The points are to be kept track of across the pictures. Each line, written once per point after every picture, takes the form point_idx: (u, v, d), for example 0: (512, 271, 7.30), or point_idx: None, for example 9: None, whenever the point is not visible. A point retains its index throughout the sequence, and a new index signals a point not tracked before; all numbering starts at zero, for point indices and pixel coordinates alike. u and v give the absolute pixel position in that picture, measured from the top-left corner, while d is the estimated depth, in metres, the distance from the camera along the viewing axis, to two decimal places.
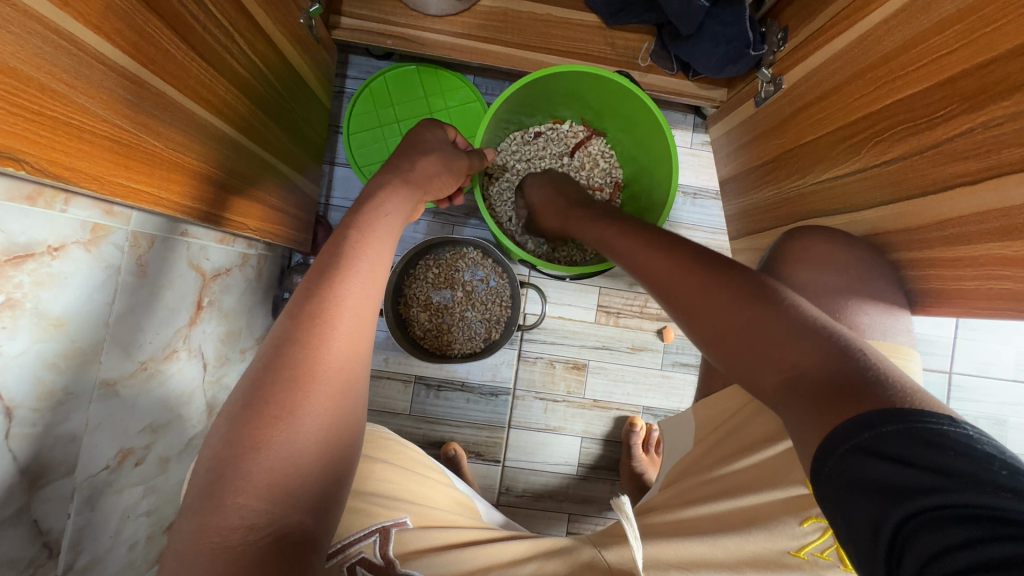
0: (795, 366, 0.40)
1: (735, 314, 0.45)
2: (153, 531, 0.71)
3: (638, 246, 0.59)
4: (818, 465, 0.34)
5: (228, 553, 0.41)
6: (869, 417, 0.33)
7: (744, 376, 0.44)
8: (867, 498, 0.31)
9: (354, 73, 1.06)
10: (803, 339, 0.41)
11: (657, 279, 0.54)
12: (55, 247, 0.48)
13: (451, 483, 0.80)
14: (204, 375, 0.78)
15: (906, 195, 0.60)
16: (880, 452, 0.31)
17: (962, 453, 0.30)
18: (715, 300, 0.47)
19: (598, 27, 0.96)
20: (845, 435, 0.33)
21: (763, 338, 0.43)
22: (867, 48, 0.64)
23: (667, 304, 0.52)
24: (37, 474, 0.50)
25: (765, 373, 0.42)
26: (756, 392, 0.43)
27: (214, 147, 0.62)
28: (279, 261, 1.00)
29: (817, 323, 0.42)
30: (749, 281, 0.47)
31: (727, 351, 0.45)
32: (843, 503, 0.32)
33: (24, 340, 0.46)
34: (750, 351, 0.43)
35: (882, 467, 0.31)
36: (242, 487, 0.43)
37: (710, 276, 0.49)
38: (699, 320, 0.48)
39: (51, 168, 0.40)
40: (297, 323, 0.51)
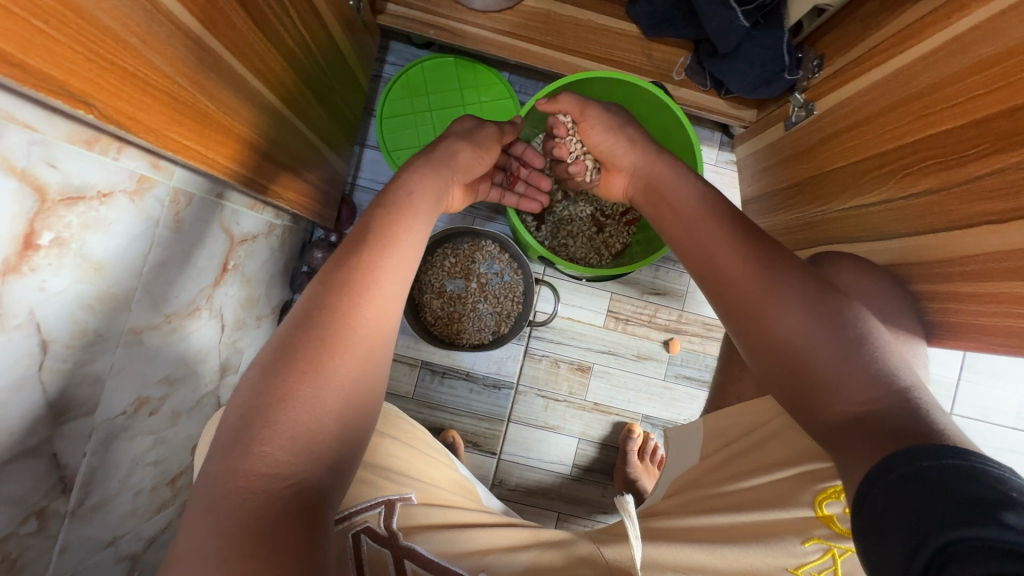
0: (868, 403, 0.43)
1: (815, 338, 0.48)
2: (158, 482, 0.72)
3: (706, 244, 0.61)
4: (865, 491, 0.37)
5: (250, 499, 0.41)
6: (924, 452, 0.36)
7: (806, 400, 0.47)
8: (911, 523, 0.32)
9: (393, 59, 1.08)
10: (881, 380, 0.43)
11: (738, 286, 0.55)
12: (103, 193, 0.50)
13: (451, 465, 0.82)
14: (221, 336, 0.80)
15: (929, 229, 0.62)
16: (926, 481, 0.34)
17: (997, 487, 0.31)
18: (796, 318, 0.49)
19: (636, 37, 0.97)
20: (890, 466, 0.36)
21: (836, 368, 0.45)
22: (902, 83, 0.66)
23: (745, 318, 0.54)
24: (62, 409, 0.52)
25: (832, 404, 0.45)
26: (812, 420, 0.47)
27: (259, 117, 0.64)
28: (302, 234, 1.02)
29: (894, 367, 0.45)
30: (839, 309, 0.49)
31: (794, 374, 0.48)
32: (880, 525, 0.34)
33: (65, 278, 0.48)
34: (819, 378, 0.46)
35: (928, 496, 0.33)
36: (271, 435, 0.44)
37: (802, 293, 0.51)
38: (770, 333, 0.51)
39: (116, 116, 0.42)
40: (330, 290, 0.52)
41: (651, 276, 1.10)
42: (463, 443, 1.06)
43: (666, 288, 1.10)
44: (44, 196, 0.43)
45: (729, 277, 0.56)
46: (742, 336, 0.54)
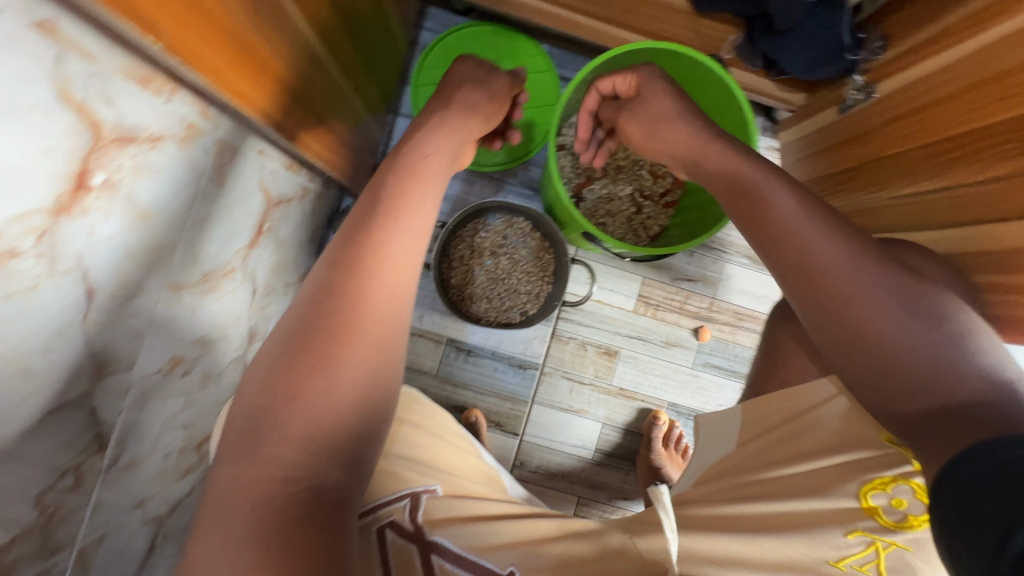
0: (961, 399, 0.40)
1: (902, 327, 0.44)
2: (186, 445, 0.71)
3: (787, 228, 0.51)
4: (948, 474, 0.37)
5: (266, 502, 0.43)
6: (1017, 441, 0.35)
7: (886, 397, 0.44)
8: (996, 505, 0.32)
9: (430, 24, 1.05)
10: (969, 367, 0.41)
11: (821, 267, 0.48)
12: (154, 136, 0.47)
13: (477, 453, 0.80)
14: (252, 301, 0.78)
15: (994, 218, 0.60)
16: (1016, 465, 0.33)
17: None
18: (877, 305, 0.45)
19: (684, 12, 0.91)
20: (981, 451, 0.36)
21: (929, 362, 0.42)
22: (979, 64, 0.62)
23: (819, 306, 0.48)
24: (103, 362, 0.50)
25: (915, 400, 0.42)
26: (885, 406, 0.44)
27: (297, 58, 0.60)
28: (332, 202, 0.99)
29: (982, 357, 0.42)
30: (914, 291, 0.46)
31: (873, 369, 0.44)
32: (961, 502, 0.34)
33: (115, 224, 0.46)
34: (906, 374, 0.43)
35: (1018, 480, 0.32)
36: (279, 438, 0.45)
37: (872, 270, 0.47)
38: (847, 323, 0.46)
39: (180, 49, 0.39)
40: None
41: (686, 261, 1.07)
42: (486, 423, 1.05)
43: (698, 275, 1.08)
44: (99, 132, 0.41)
45: (806, 254, 0.49)
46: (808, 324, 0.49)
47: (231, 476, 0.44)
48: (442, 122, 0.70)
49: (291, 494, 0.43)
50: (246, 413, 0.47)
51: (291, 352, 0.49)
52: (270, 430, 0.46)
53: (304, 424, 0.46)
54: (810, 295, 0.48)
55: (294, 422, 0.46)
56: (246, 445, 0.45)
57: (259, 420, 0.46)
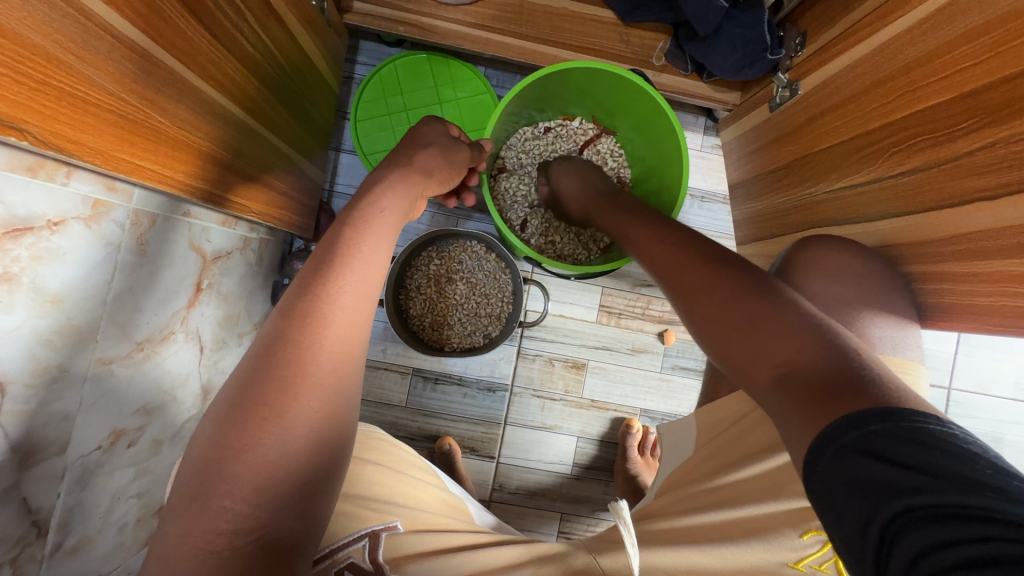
0: (787, 360, 0.40)
1: (736, 306, 0.45)
2: (143, 514, 0.70)
3: (647, 240, 0.61)
4: (809, 463, 0.33)
5: (213, 558, 0.39)
6: (854, 419, 0.33)
7: (739, 371, 0.44)
8: (859, 498, 0.31)
9: (364, 59, 1.05)
10: (794, 336, 0.41)
11: (678, 281, 0.52)
12: (54, 221, 0.47)
13: (442, 484, 0.79)
14: (201, 358, 0.77)
15: (919, 209, 0.60)
16: (866, 450, 0.32)
17: (949, 452, 0.30)
18: (719, 289, 0.48)
19: (613, 24, 0.94)
20: (833, 437, 0.33)
21: (760, 330, 0.43)
22: (887, 58, 0.63)
23: (679, 298, 0.52)
24: (29, 452, 0.49)
25: (757, 369, 0.42)
26: (747, 389, 0.43)
27: (220, 129, 0.60)
28: (281, 246, 0.99)
29: (818, 324, 0.42)
30: (760, 282, 0.47)
31: (725, 346, 0.45)
32: (831, 498, 0.32)
33: (19, 315, 0.45)
34: (744, 345, 0.43)
35: (874, 469, 0.31)
36: (229, 490, 0.41)
37: (716, 271, 0.50)
38: (698, 312, 0.49)
39: (54, 140, 0.39)
40: (290, 320, 0.49)
41: (643, 268, 1.08)
42: (460, 450, 1.04)
43: None
44: None
45: (669, 268, 0.55)
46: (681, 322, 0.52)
47: (177, 533, 0.40)
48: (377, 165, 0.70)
49: (240, 548, 0.40)
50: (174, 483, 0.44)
51: (241, 393, 0.45)
52: (212, 490, 0.41)
53: (253, 475, 0.42)
54: (676, 296, 0.52)
55: (242, 472, 0.42)
56: (185, 509, 0.41)
57: (206, 472, 0.42)
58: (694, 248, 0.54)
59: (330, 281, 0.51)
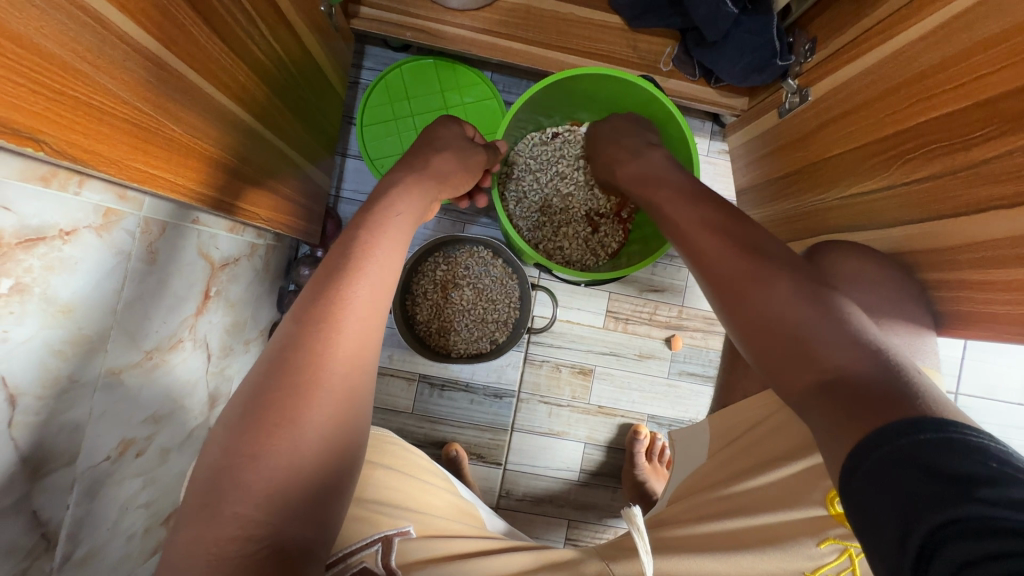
0: (837, 367, 0.40)
1: (787, 308, 0.46)
2: (151, 524, 0.69)
3: (686, 228, 0.59)
4: (850, 473, 0.34)
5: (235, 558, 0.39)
6: (898, 429, 0.33)
7: (779, 373, 0.44)
8: (895, 507, 0.30)
9: (370, 64, 1.05)
10: (848, 345, 0.41)
11: (718, 269, 0.52)
12: (66, 231, 0.46)
13: (454, 490, 0.78)
14: (208, 366, 0.77)
15: (934, 216, 0.60)
16: (907, 462, 0.31)
17: (997, 466, 0.29)
18: (766, 288, 0.48)
19: (621, 29, 0.94)
20: (876, 445, 0.33)
21: (810, 337, 0.43)
22: (900, 66, 0.63)
23: (721, 288, 0.52)
24: (39, 463, 0.48)
25: (801, 372, 0.42)
26: (784, 391, 0.44)
27: (229, 136, 0.60)
28: (287, 251, 0.98)
29: (866, 334, 0.42)
30: (807, 282, 0.47)
31: (768, 345, 0.46)
32: (870, 506, 0.32)
33: (31, 326, 0.45)
34: (792, 348, 0.44)
35: (912, 479, 0.30)
36: (243, 492, 0.41)
37: (764, 266, 0.50)
38: (742, 303, 0.49)
39: (70, 151, 0.38)
40: (308, 324, 0.48)
41: (649, 275, 1.07)
42: (467, 456, 1.03)
43: (665, 285, 1.08)
44: None
45: (707, 256, 0.54)
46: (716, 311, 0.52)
47: (196, 533, 0.40)
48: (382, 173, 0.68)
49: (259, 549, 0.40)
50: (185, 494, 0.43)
51: (264, 395, 0.45)
52: (226, 494, 0.41)
53: (269, 475, 0.42)
54: (716, 285, 0.52)
55: (261, 470, 0.42)
56: (199, 513, 0.41)
57: (219, 477, 0.42)
58: (733, 237, 0.54)
59: (342, 286, 0.51)
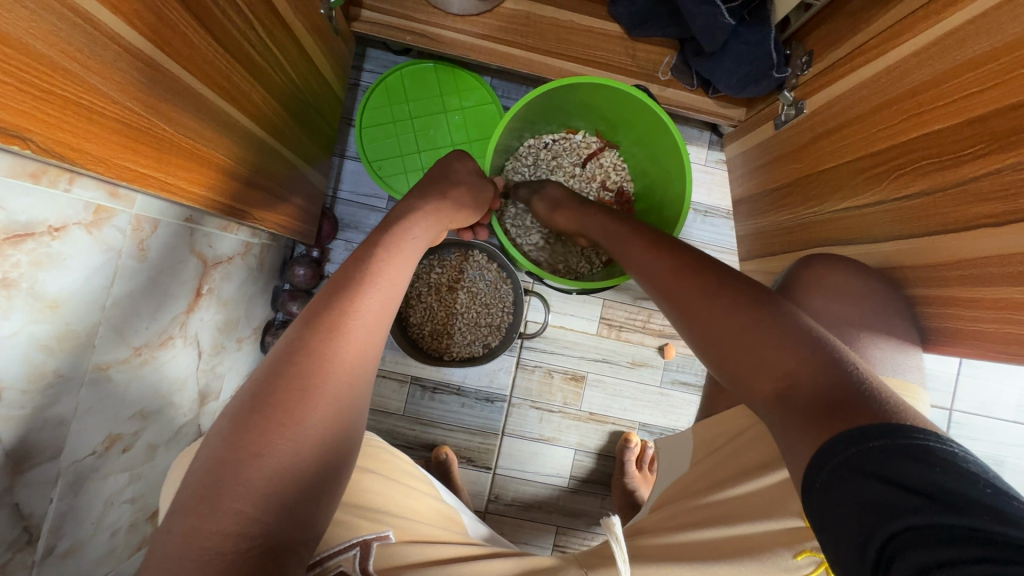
0: (788, 373, 0.41)
1: (735, 317, 0.47)
2: (136, 519, 0.69)
3: (639, 253, 0.63)
4: (811, 478, 0.35)
5: (219, 559, 0.39)
6: (856, 436, 0.34)
7: (739, 381, 0.46)
8: (856, 515, 0.32)
9: (371, 66, 1.06)
10: (792, 348, 0.42)
11: (672, 288, 0.55)
12: (56, 227, 0.47)
13: (437, 494, 0.78)
14: (199, 363, 0.77)
15: (923, 232, 0.60)
16: (865, 470, 0.32)
17: (951, 472, 0.30)
18: (715, 301, 0.50)
19: (620, 38, 0.95)
20: (834, 451, 0.34)
21: (759, 343, 0.44)
22: (893, 81, 0.63)
23: (676, 305, 0.54)
24: (22, 457, 0.49)
25: (759, 380, 0.44)
26: (750, 399, 0.45)
27: (224, 135, 0.60)
28: (282, 251, 0.99)
29: (814, 336, 0.43)
30: (755, 290, 0.49)
31: (724, 356, 0.47)
32: (831, 512, 0.33)
33: (16, 321, 0.45)
34: (745, 356, 0.45)
35: (871, 487, 0.31)
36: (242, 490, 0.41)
37: (713, 281, 0.52)
38: (695, 318, 0.51)
39: (58, 149, 0.39)
40: (317, 330, 0.49)
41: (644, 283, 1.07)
42: (457, 459, 1.03)
43: None
44: None
45: (661, 277, 0.58)
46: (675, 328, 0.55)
47: (183, 532, 0.40)
48: None
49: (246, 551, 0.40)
50: None
51: (251, 399, 0.45)
52: (206, 495, 0.41)
53: (256, 476, 0.42)
54: (670, 306, 0.55)
55: (241, 472, 0.42)
56: (176, 513, 0.41)
57: (223, 470, 0.42)
58: (684, 257, 0.57)
59: (333, 290, 0.52)
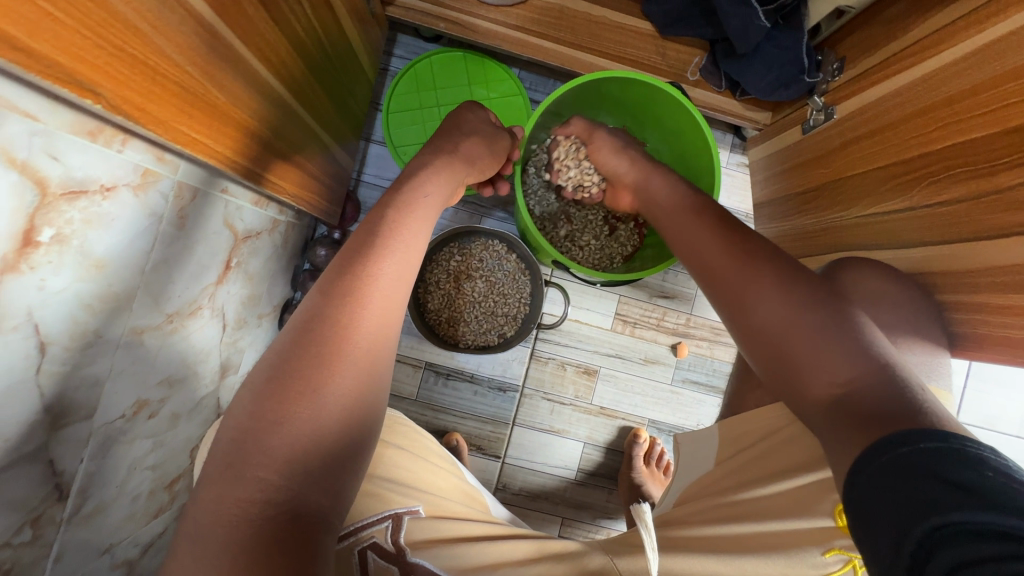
0: (848, 380, 0.43)
1: (796, 318, 0.48)
2: (156, 486, 0.70)
3: (694, 240, 0.63)
4: (854, 476, 0.36)
5: (244, 527, 0.39)
6: (902, 438, 0.35)
7: (793, 382, 0.47)
8: (894, 509, 0.32)
9: (400, 52, 1.06)
10: (856, 356, 0.43)
11: (728, 280, 0.56)
12: (106, 186, 0.47)
13: (460, 475, 0.79)
14: (222, 336, 0.78)
15: (954, 239, 0.61)
16: (908, 468, 0.33)
17: (1000, 479, 0.30)
18: (776, 298, 0.51)
19: (651, 36, 0.95)
20: (879, 451, 0.35)
21: (820, 347, 0.46)
22: (928, 89, 0.64)
23: (731, 298, 0.55)
24: (59, 414, 0.49)
25: (814, 383, 0.45)
26: (800, 401, 0.46)
27: (264, 106, 0.61)
28: (305, 231, 0.99)
29: (876, 346, 0.44)
30: (818, 292, 0.50)
31: (779, 356, 0.49)
32: (870, 506, 0.34)
33: (66, 277, 0.45)
34: (803, 358, 0.46)
35: (912, 483, 0.32)
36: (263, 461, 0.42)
37: (774, 277, 0.53)
38: (752, 314, 0.52)
39: (125, 107, 0.39)
40: (331, 298, 0.50)
41: (661, 281, 1.08)
42: (467, 446, 1.04)
43: (675, 292, 1.09)
44: (45, 189, 0.41)
45: (716, 268, 0.58)
46: (727, 321, 0.56)
47: (211, 499, 0.41)
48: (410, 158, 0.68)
49: (269, 520, 0.40)
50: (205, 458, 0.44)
51: (288, 368, 0.46)
52: (243, 461, 0.42)
53: (286, 447, 0.43)
54: (723, 297, 0.56)
55: (276, 442, 0.43)
56: (217, 475, 0.42)
57: (241, 441, 0.43)
58: (743, 248, 0.58)
59: (368, 265, 0.52)
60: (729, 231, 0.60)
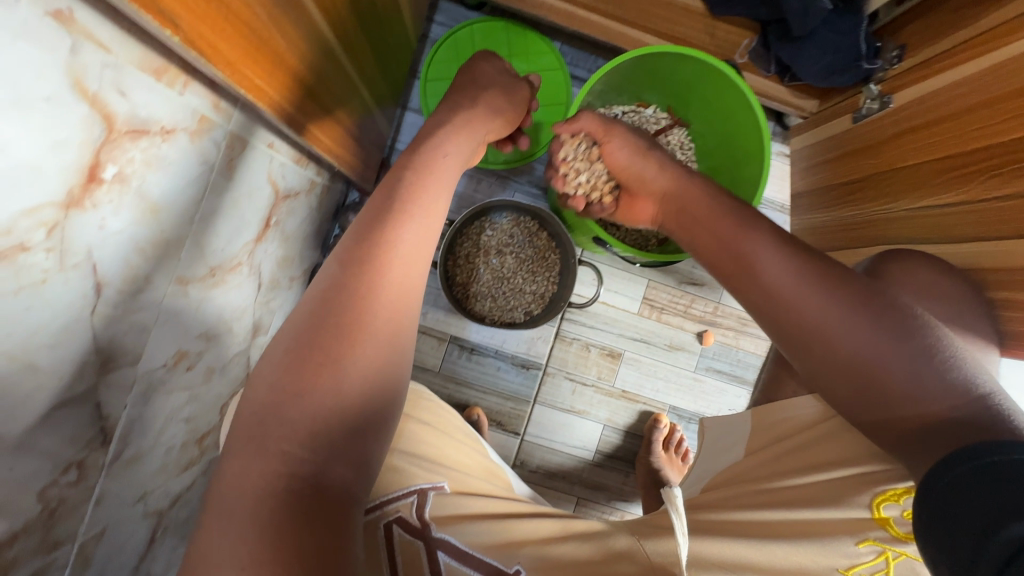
0: (939, 417, 0.42)
1: (873, 348, 0.46)
2: (188, 439, 0.70)
3: (738, 251, 0.58)
4: (935, 478, 0.39)
5: (270, 501, 0.39)
6: (985, 448, 0.38)
7: (876, 415, 0.46)
8: (973, 513, 0.35)
9: (441, 19, 1.04)
10: (945, 388, 0.43)
11: (782, 303, 0.52)
12: (167, 129, 0.46)
13: (483, 452, 0.79)
14: (257, 295, 0.77)
15: (1011, 234, 0.59)
16: (992, 476, 0.36)
17: None
18: (845, 326, 0.48)
19: (701, 14, 0.92)
20: (964, 458, 0.38)
21: (906, 381, 0.44)
22: (998, 79, 0.62)
23: (788, 323, 0.52)
24: (108, 357, 0.49)
25: (901, 419, 0.44)
26: (883, 432, 0.46)
27: (313, 52, 0.59)
28: (338, 196, 0.98)
29: (960, 369, 0.44)
30: (889, 311, 0.47)
31: (858, 389, 0.47)
32: (950, 510, 0.37)
33: (124, 218, 0.45)
34: (887, 394, 0.45)
35: (996, 490, 0.35)
36: (286, 434, 0.41)
37: (836, 299, 0.49)
38: (818, 343, 0.49)
39: (198, 43, 0.38)
40: (348, 267, 0.49)
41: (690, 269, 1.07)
42: (488, 421, 1.04)
43: (704, 279, 1.08)
44: (112, 125, 0.40)
45: (765, 287, 0.54)
46: (786, 346, 0.52)
47: (237, 470, 0.40)
48: (454, 123, 0.66)
49: (293, 492, 0.39)
50: (246, 415, 0.43)
51: (330, 332, 0.46)
52: (279, 425, 0.42)
53: (310, 417, 0.42)
54: (778, 322, 0.53)
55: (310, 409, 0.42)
56: (257, 435, 0.42)
57: (263, 416, 0.42)
58: (796, 264, 0.53)
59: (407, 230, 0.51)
60: (774, 247, 0.55)
